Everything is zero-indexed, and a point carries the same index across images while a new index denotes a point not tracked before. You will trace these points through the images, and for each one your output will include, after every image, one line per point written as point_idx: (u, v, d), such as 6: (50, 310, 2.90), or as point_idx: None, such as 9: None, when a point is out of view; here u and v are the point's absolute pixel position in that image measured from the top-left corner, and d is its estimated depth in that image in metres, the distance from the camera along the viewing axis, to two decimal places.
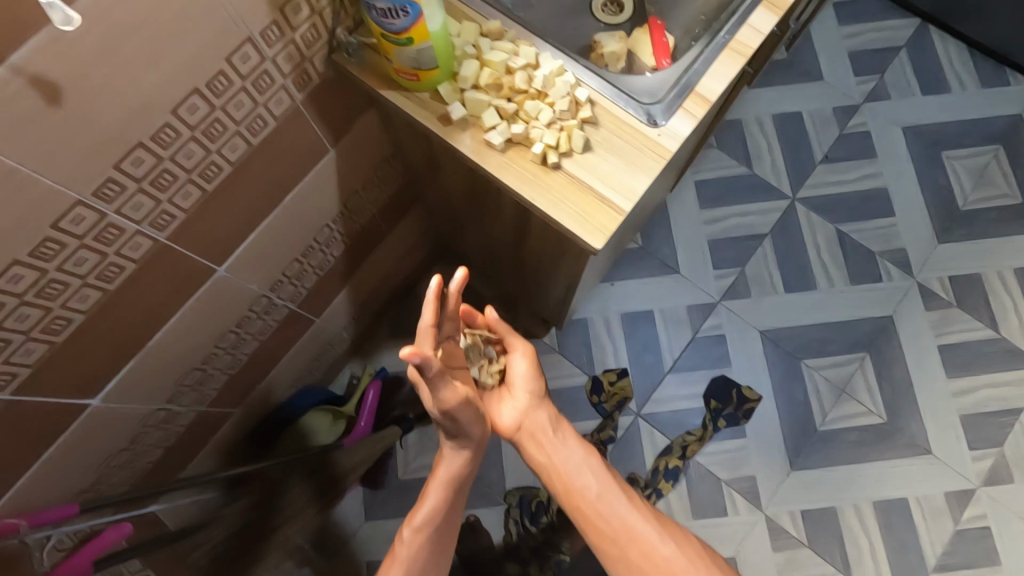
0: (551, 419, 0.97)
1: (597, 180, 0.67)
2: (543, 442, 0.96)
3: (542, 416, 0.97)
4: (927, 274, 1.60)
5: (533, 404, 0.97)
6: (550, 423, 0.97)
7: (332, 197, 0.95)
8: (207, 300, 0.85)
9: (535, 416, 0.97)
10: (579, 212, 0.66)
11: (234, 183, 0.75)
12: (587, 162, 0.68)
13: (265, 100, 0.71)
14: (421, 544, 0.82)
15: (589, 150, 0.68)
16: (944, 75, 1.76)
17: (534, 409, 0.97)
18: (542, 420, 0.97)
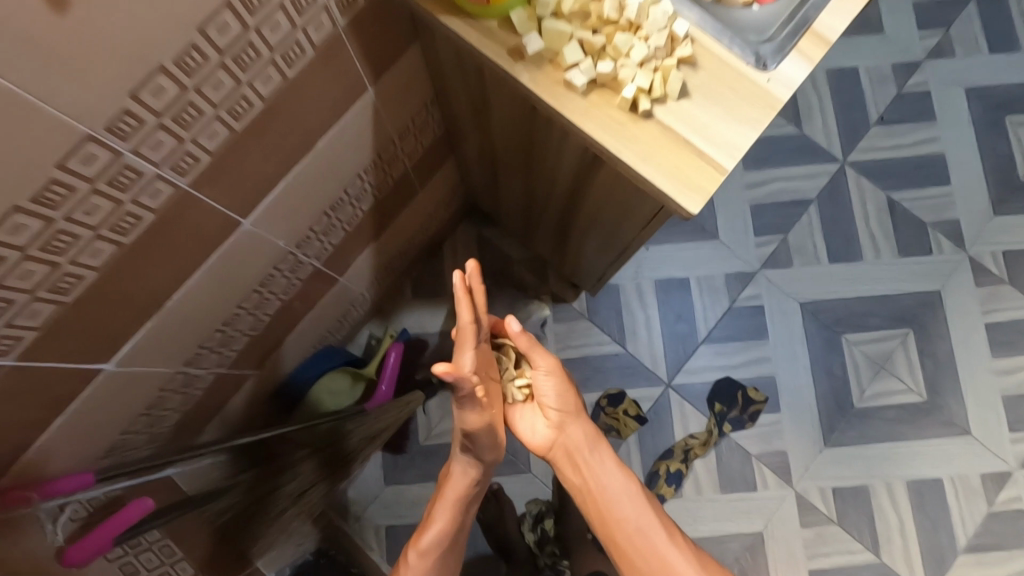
0: (586, 439, 0.89)
1: (695, 132, 0.57)
2: (574, 460, 0.90)
3: (577, 435, 0.89)
4: (980, 248, 1.51)
5: (566, 421, 0.89)
6: (584, 444, 0.89)
7: (367, 145, 0.85)
8: (231, 256, 0.76)
9: (569, 437, 0.89)
10: (671, 168, 0.57)
11: (265, 123, 0.64)
12: (683, 111, 0.58)
13: (305, 22, 0.59)
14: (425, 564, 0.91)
15: (685, 96, 0.58)
16: (1013, 32, 1.62)
17: (566, 425, 0.89)
18: (577, 440, 0.89)
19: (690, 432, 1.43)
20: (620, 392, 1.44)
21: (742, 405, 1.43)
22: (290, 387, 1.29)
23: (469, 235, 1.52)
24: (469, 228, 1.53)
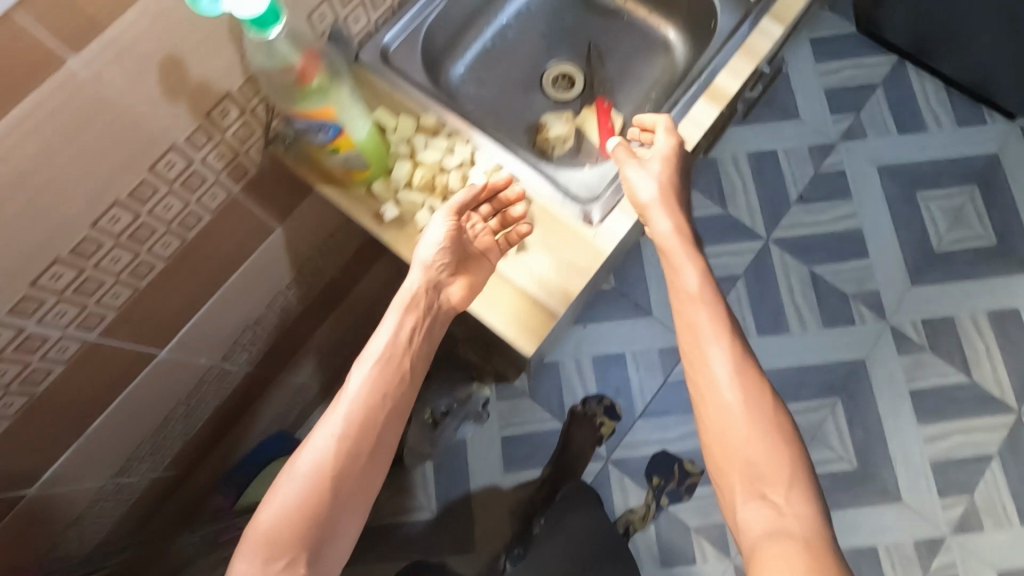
0: (766, 423, 0.71)
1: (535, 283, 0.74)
2: (754, 473, 0.70)
3: (743, 384, 0.73)
4: (901, 317, 1.59)
5: (723, 355, 0.74)
6: (756, 383, 0.73)
7: (284, 265, 0.94)
8: (151, 380, 0.84)
9: (677, 262, 0.77)
10: (512, 313, 0.73)
11: (171, 274, 0.73)
12: (519, 264, 0.75)
13: (198, 197, 0.68)
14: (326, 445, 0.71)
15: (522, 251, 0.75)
16: (921, 113, 1.75)
17: (721, 370, 0.73)
18: (746, 419, 0.71)
19: (630, 507, 1.47)
20: (611, 406, 1.54)
21: (679, 477, 1.48)
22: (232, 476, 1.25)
23: None
24: None
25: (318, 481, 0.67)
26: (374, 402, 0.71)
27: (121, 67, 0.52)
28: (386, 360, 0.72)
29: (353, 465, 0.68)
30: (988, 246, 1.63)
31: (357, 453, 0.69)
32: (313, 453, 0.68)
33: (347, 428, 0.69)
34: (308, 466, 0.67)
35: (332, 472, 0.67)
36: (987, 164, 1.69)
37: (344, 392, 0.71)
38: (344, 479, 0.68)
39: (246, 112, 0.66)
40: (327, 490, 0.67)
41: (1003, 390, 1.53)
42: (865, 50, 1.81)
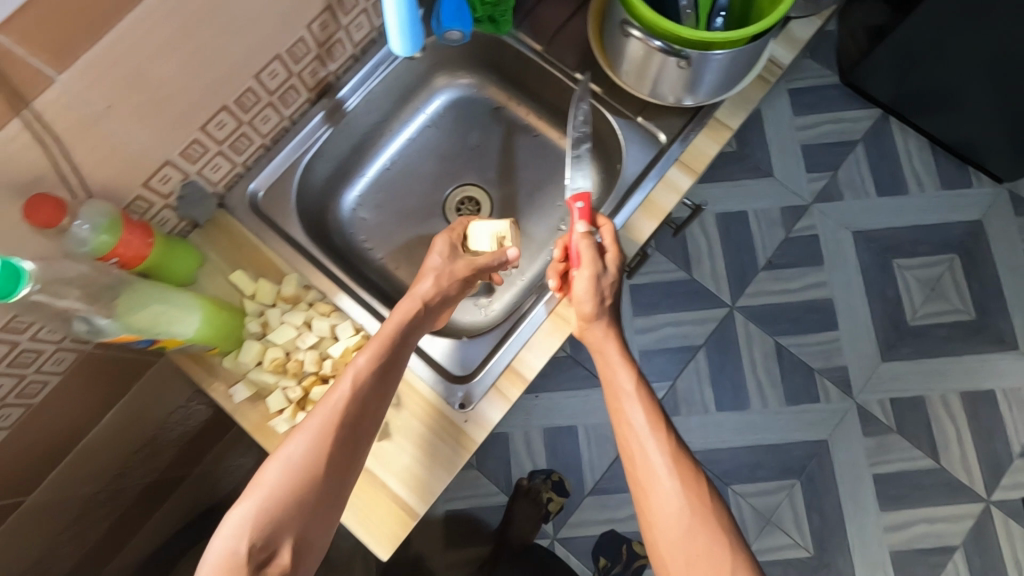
0: (697, 512, 0.66)
1: (394, 477, 0.71)
2: (688, 551, 0.65)
3: (674, 480, 0.68)
4: (868, 395, 1.52)
5: (658, 445, 0.69)
6: (690, 478, 0.68)
7: (178, 387, 0.88)
8: (22, 521, 0.79)
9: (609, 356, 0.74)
10: (371, 517, 0.70)
11: (16, 437, 0.68)
12: (383, 453, 0.72)
13: (35, 367, 0.63)
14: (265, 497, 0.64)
15: (386, 438, 0.73)
16: (902, 174, 1.66)
17: (658, 464, 0.69)
18: (681, 515, 0.66)
19: None
20: (560, 480, 1.47)
21: (626, 561, 1.43)
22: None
23: None
24: None
25: (303, 465, 0.64)
26: (368, 391, 0.68)
27: None
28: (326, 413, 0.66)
29: (341, 446, 0.65)
30: (965, 320, 1.55)
31: (346, 436, 0.66)
32: (297, 445, 0.65)
33: (335, 413, 0.66)
34: (298, 452, 0.64)
35: (317, 448, 0.64)
36: (970, 232, 1.60)
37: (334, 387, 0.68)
38: (332, 465, 0.65)
39: None
40: (315, 470, 0.64)
41: (971, 476, 1.46)
42: (847, 103, 1.71)
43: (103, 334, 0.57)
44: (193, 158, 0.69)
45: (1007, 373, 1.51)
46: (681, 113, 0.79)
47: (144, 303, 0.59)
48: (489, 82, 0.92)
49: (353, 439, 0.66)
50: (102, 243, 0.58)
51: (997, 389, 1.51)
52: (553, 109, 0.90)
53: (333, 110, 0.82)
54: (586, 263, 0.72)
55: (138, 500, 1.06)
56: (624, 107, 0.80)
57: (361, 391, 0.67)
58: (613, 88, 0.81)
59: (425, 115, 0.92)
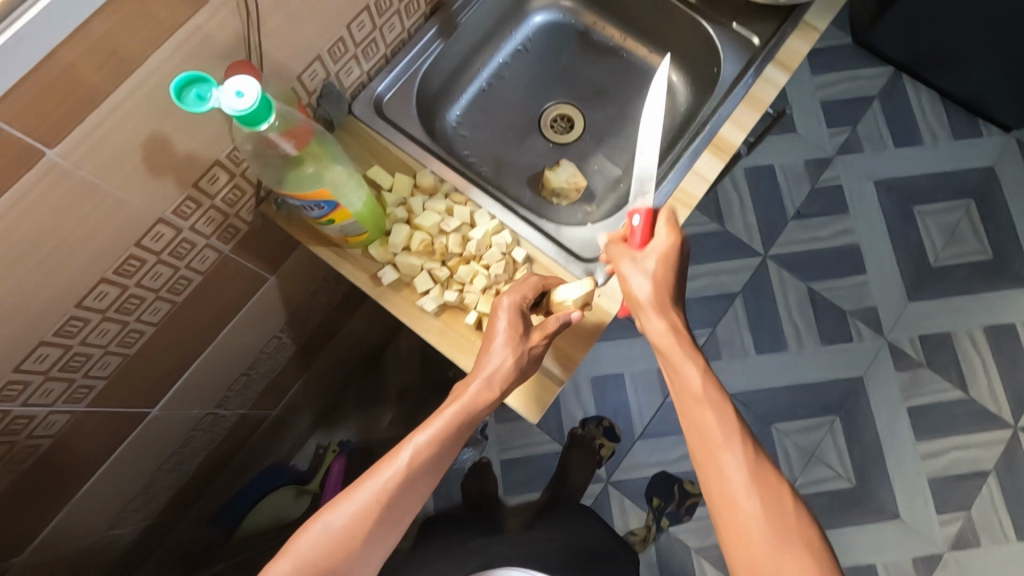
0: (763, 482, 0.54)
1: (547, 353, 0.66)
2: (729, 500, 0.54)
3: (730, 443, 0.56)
4: (898, 334, 1.59)
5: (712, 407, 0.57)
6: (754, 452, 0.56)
7: (276, 314, 0.91)
8: (144, 438, 0.81)
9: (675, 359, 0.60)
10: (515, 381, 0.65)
11: (159, 338, 0.70)
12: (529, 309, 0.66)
13: (187, 262, 0.65)
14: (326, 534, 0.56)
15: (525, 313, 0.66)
16: (917, 126, 1.74)
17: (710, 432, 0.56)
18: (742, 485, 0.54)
19: (630, 529, 1.47)
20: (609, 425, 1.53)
21: (679, 499, 1.48)
22: (229, 513, 1.26)
23: (412, 343, 1.49)
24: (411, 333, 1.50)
25: (337, 544, 0.55)
26: (426, 474, 0.58)
27: (107, 151, 0.48)
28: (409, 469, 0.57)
29: (384, 529, 0.56)
30: (984, 260, 1.63)
31: (390, 517, 0.57)
32: (341, 515, 0.56)
33: (389, 488, 0.56)
34: (342, 522, 0.55)
35: (360, 525, 0.55)
36: (983, 178, 1.69)
37: (391, 454, 0.58)
38: (374, 543, 0.56)
39: (237, 175, 0.63)
40: (355, 548, 0.55)
41: (998, 405, 1.54)
42: (862, 62, 1.79)
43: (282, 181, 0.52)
44: (334, 57, 0.65)
45: None
46: (774, 16, 0.75)
47: (319, 181, 0.52)
48: (581, 8, 0.88)
49: (396, 519, 0.57)
50: (269, 134, 0.48)
51: (1017, 323, 1.59)
52: (646, 32, 0.85)
53: (446, 25, 0.77)
54: (626, 257, 0.64)
55: (225, 440, 1.08)
56: (718, 14, 0.77)
57: (417, 471, 0.57)
58: None
59: (516, 41, 0.87)
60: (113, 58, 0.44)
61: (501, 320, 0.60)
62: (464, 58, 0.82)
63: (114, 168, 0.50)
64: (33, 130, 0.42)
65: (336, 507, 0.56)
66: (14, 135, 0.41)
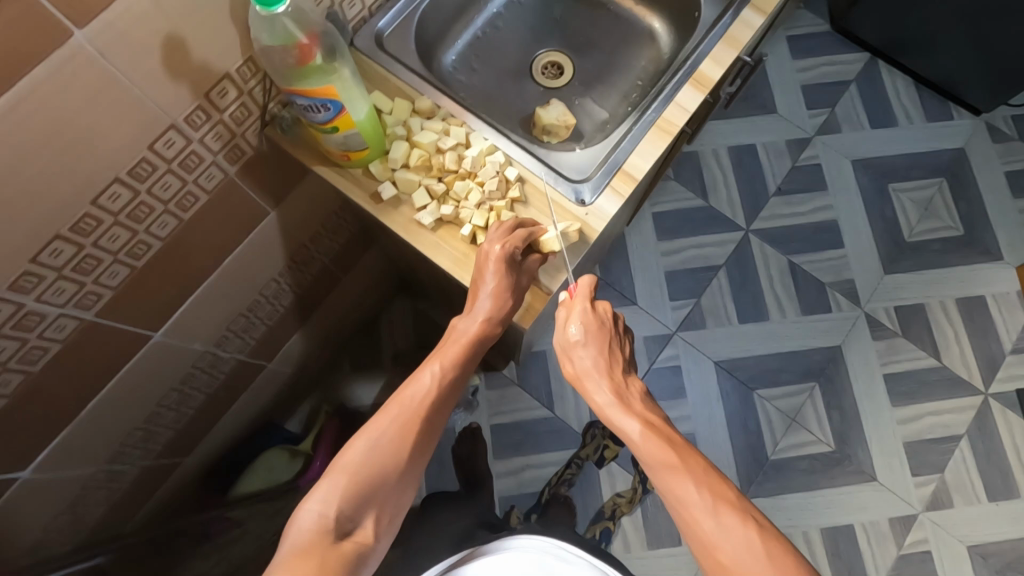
0: (716, 495, 0.60)
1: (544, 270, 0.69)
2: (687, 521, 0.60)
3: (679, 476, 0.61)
4: (875, 304, 1.65)
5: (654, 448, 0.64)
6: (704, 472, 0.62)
7: (276, 254, 0.94)
8: (145, 364, 0.84)
9: (591, 387, 0.70)
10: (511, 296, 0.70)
11: (164, 255, 0.73)
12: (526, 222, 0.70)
13: (195, 177, 0.68)
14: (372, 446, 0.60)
15: None
16: (893, 109, 1.82)
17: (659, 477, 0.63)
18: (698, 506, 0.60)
19: (617, 491, 1.50)
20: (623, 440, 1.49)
21: None
22: (220, 469, 1.29)
23: (405, 308, 1.55)
24: (404, 301, 1.56)
25: (381, 459, 0.59)
26: (446, 392, 0.64)
27: (128, 42, 0.51)
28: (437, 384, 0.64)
29: (421, 443, 0.61)
30: (956, 235, 1.70)
31: (425, 431, 0.62)
32: (381, 433, 0.60)
33: (420, 405, 0.62)
34: (384, 439, 0.60)
35: (398, 440, 0.60)
36: (955, 158, 1.76)
37: (412, 378, 0.64)
38: (418, 452, 0.61)
39: (245, 93, 0.67)
40: (398, 463, 0.59)
41: (970, 372, 1.60)
42: (841, 47, 1.87)
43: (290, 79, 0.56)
44: None
45: (996, 280, 1.66)
46: None
47: (325, 81, 0.56)
48: None
49: (428, 436, 0.62)
50: (284, 27, 0.53)
51: (987, 295, 1.66)
52: None
53: None
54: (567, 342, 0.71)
55: (222, 386, 1.10)
56: None
57: (441, 391, 0.64)
58: None
59: None
60: None
61: (489, 269, 0.63)
62: (460, 4, 0.87)
63: (134, 61, 0.53)
64: (64, 8, 0.46)
65: (373, 428, 0.61)
66: (48, 9, 0.45)
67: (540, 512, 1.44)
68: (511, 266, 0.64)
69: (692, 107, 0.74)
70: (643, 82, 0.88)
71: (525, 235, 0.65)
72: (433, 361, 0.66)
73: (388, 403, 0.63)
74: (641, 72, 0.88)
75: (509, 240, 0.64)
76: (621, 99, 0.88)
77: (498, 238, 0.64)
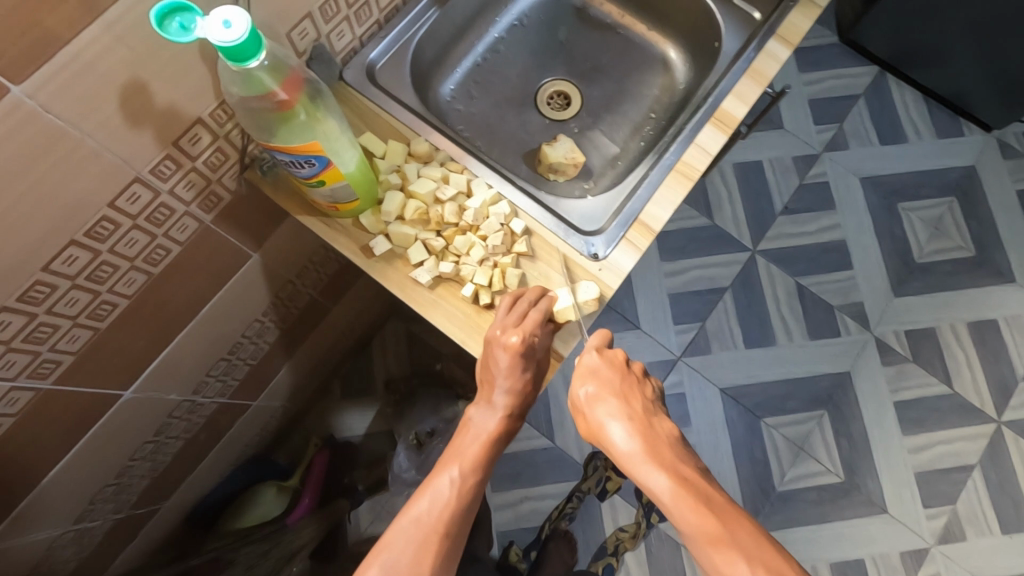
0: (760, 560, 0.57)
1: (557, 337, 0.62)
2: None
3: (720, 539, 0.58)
4: (884, 328, 1.60)
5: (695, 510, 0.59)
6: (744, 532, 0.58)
7: (259, 296, 0.87)
8: (115, 423, 0.77)
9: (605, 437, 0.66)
10: None
11: (131, 313, 0.65)
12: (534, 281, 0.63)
13: (165, 230, 0.61)
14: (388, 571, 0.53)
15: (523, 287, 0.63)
16: (902, 124, 1.76)
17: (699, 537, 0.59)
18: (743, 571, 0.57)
19: (620, 525, 1.44)
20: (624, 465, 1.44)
21: None
22: (201, 509, 1.20)
23: (399, 332, 1.48)
24: (398, 324, 1.49)
25: None
26: (469, 498, 0.58)
27: (79, 94, 0.44)
28: (457, 493, 0.57)
29: (442, 563, 0.54)
30: (966, 256, 1.65)
31: (446, 550, 0.55)
32: (397, 558, 0.53)
33: (440, 518, 0.56)
34: (402, 563, 0.53)
35: (418, 564, 0.53)
36: (965, 175, 1.72)
37: (429, 486, 0.58)
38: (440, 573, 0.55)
39: (220, 137, 0.60)
40: None
41: (982, 398, 1.56)
42: (848, 60, 1.81)
43: (268, 133, 0.50)
44: (326, 17, 0.61)
45: (1007, 302, 1.62)
46: None
47: (305, 137, 0.50)
48: None
49: (450, 554, 0.56)
50: (260, 81, 0.46)
51: (998, 318, 1.61)
52: (643, 7, 0.84)
53: None
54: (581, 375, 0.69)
55: (202, 430, 1.03)
56: None
57: (463, 499, 0.57)
58: None
59: (512, 15, 0.84)
60: None
61: (504, 358, 0.57)
62: (459, 28, 0.80)
63: (87, 114, 0.46)
64: None
65: (388, 553, 0.54)
66: None
67: (540, 548, 1.41)
68: (528, 355, 0.58)
69: (713, 149, 0.68)
70: (657, 115, 0.82)
71: (540, 317, 0.58)
72: (449, 463, 0.59)
73: (401, 520, 0.56)
74: (654, 103, 0.82)
75: (527, 326, 0.57)
76: (633, 132, 0.81)
77: (512, 323, 0.57)
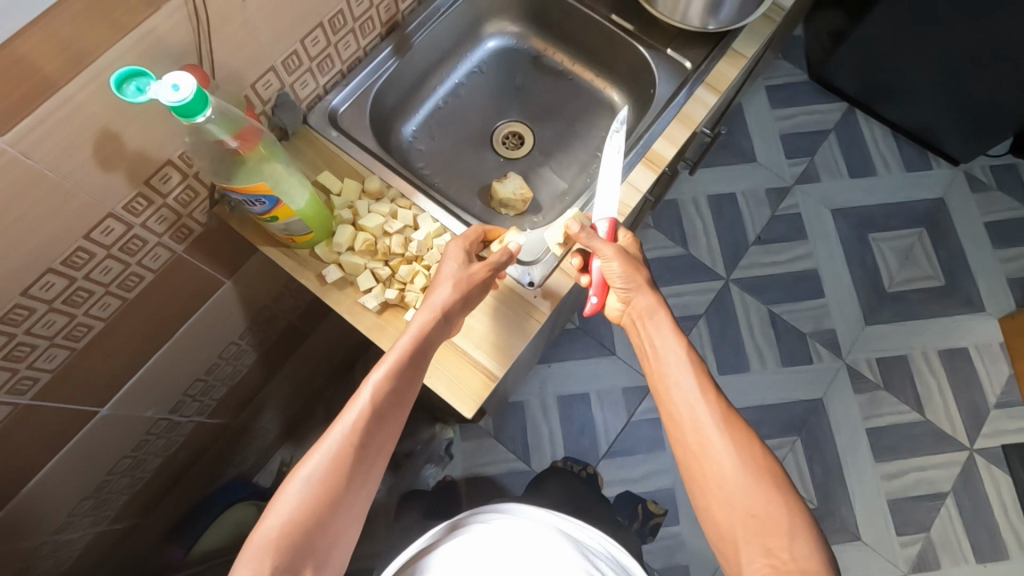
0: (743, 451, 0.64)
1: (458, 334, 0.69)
2: (761, 524, 0.61)
3: (750, 474, 0.63)
4: (856, 355, 1.63)
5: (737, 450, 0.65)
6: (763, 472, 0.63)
7: (234, 320, 0.93)
8: (91, 438, 0.82)
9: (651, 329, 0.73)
10: (452, 380, 0.68)
11: (105, 335, 0.71)
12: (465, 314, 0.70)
13: (138, 259, 0.68)
14: (315, 469, 0.58)
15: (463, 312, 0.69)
16: (871, 158, 1.83)
17: (727, 459, 0.64)
18: (777, 509, 0.61)
19: None
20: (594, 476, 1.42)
21: (643, 518, 1.44)
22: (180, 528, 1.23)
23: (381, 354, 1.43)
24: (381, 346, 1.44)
25: (325, 485, 0.57)
26: (387, 406, 0.61)
27: (58, 142, 0.51)
28: (376, 400, 0.60)
29: (360, 468, 0.59)
30: (936, 285, 1.69)
31: (364, 454, 0.59)
32: (314, 469, 0.58)
33: (358, 429, 0.59)
34: (317, 472, 0.57)
35: (342, 465, 0.58)
36: (934, 207, 1.77)
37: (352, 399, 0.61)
38: (358, 476, 0.59)
39: (190, 176, 0.67)
40: (339, 486, 0.58)
41: (954, 426, 1.57)
42: (818, 98, 1.89)
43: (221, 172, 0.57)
44: (289, 69, 0.69)
45: (977, 331, 1.65)
46: (704, 43, 0.81)
47: (256, 175, 0.57)
48: (533, 33, 0.93)
49: (370, 459, 0.60)
50: (212, 134, 0.52)
51: (970, 346, 1.64)
52: (592, 56, 0.91)
53: (401, 45, 0.81)
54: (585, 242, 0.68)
55: (180, 448, 1.08)
56: (654, 40, 0.82)
57: (380, 408, 0.60)
58: (646, 24, 0.83)
59: (471, 63, 0.92)
60: (69, 57, 0.48)
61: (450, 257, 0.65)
62: (421, 76, 0.87)
63: (63, 159, 0.53)
64: None
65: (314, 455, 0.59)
66: None
67: None
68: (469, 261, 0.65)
69: (643, 187, 0.74)
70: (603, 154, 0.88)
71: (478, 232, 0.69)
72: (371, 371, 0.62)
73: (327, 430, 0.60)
74: (601, 143, 0.88)
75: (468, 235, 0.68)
76: (580, 169, 0.87)
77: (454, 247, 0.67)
